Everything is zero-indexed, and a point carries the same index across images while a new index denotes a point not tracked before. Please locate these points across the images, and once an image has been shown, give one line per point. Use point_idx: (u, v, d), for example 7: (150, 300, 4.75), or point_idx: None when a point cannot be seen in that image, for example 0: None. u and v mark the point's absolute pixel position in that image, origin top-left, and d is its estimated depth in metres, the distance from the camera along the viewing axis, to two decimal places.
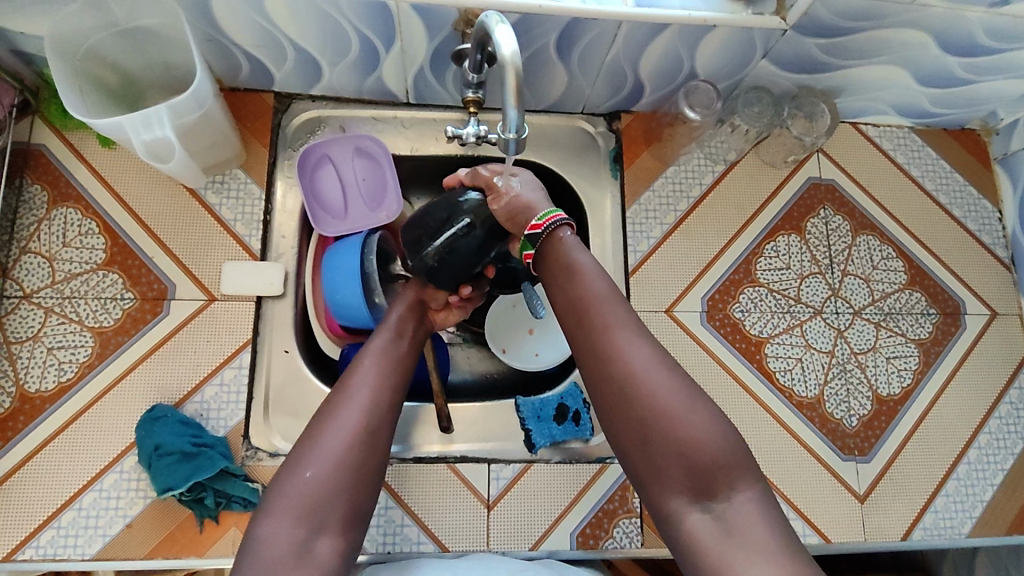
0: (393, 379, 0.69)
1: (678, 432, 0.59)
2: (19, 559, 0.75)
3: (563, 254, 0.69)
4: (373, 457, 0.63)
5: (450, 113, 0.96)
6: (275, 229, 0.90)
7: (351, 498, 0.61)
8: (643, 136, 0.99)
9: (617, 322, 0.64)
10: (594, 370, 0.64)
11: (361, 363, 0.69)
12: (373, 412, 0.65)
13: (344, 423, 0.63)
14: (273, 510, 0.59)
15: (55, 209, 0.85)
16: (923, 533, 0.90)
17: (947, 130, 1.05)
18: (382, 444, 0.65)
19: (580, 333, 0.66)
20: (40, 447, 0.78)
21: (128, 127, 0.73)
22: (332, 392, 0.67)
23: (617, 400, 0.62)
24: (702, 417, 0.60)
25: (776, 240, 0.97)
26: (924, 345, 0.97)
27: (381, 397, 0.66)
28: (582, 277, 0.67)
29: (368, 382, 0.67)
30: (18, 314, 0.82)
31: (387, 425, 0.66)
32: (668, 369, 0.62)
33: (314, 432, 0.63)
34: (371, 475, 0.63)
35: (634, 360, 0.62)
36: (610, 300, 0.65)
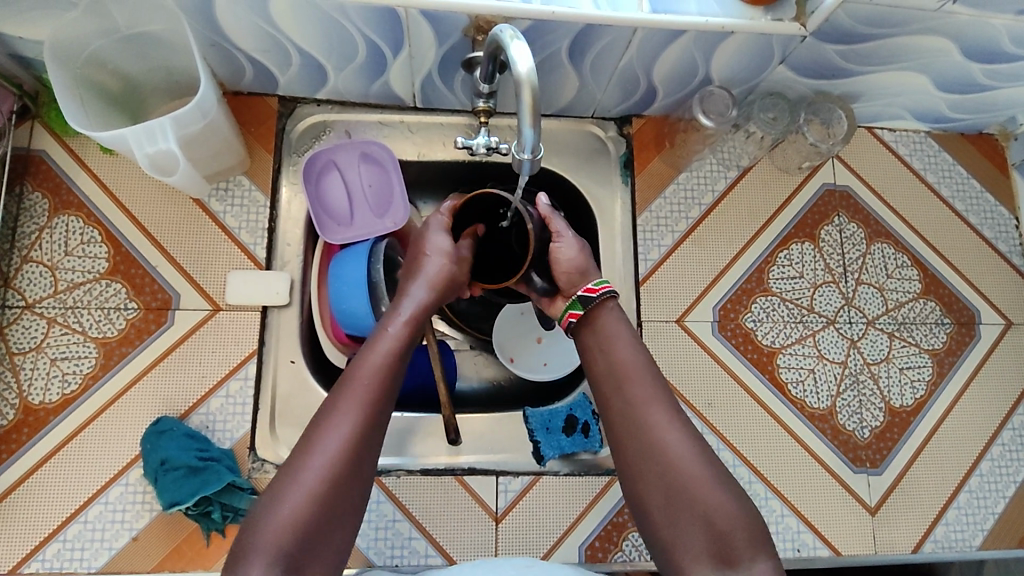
0: (386, 398, 0.64)
1: (705, 498, 0.60)
2: (25, 572, 0.75)
3: (603, 324, 0.73)
4: (355, 488, 0.59)
5: (457, 117, 0.94)
6: (279, 236, 0.88)
7: (329, 535, 0.57)
8: (655, 141, 0.97)
9: (649, 392, 0.67)
10: (626, 435, 0.66)
11: (351, 380, 0.63)
12: (357, 442, 0.60)
13: (324, 454, 0.58)
14: (248, 546, 0.55)
15: (56, 218, 0.84)
16: (935, 546, 0.89)
17: (965, 135, 1.03)
18: (366, 474, 0.61)
19: (613, 397, 0.69)
20: (44, 459, 0.78)
21: (131, 140, 0.71)
22: (319, 413, 0.62)
23: (647, 465, 0.64)
24: (725, 487, 0.61)
25: (789, 248, 0.96)
26: (938, 356, 0.95)
27: (370, 421, 0.61)
28: (618, 346, 0.71)
29: (357, 402, 0.62)
30: (21, 324, 0.81)
31: (371, 452, 0.61)
32: (696, 440, 0.64)
33: (296, 458, 0.59)
34: (351, 510, 0.59)
35: (665, 429, 0.65)
36: (643, 369, 0.69)
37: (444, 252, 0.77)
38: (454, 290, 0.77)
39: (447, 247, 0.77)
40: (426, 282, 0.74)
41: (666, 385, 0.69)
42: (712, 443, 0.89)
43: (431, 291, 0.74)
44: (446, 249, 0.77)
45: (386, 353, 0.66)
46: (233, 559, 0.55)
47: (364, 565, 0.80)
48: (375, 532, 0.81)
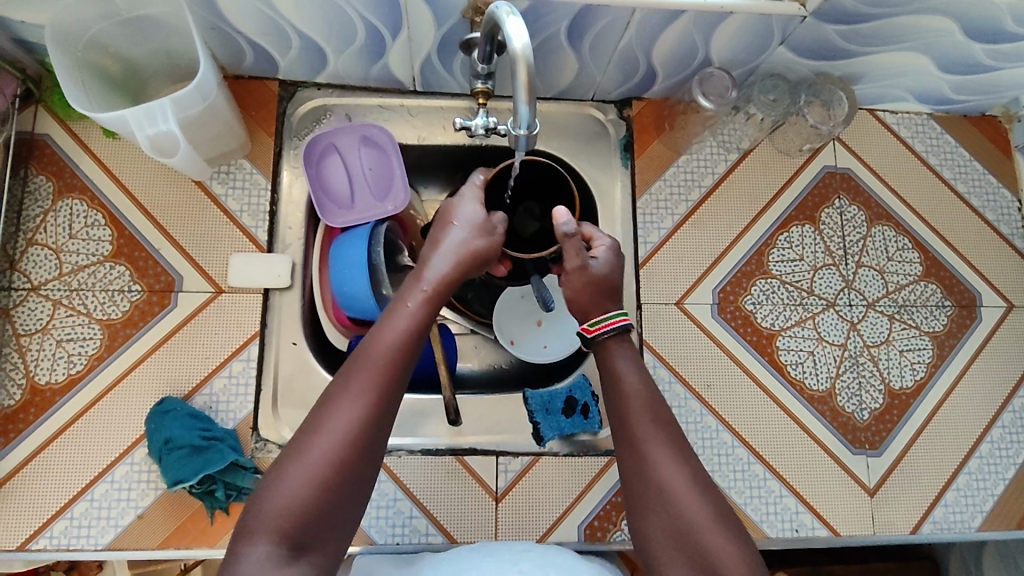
0: (396, 379, 0.62)
1: (708, 545, 0.59)
2: (34, 548, 0.76)
3: (614, 361, 0.70)
4: (362, 472, 0.59)
5: (456, 101, 0.94)
6: (281, 219, 0.89)
7: (333, 517, 0.57)
8: (655, 123, 0.96)
9: (658, 438, 0.65)
10: (634, 481, 0.64)
11: (363, 358, 0.63)
12: (366, 421, 0.60)
13: (331, 432, 0.58)
14: (252, 523, 0.56)
15: (60, 201, 0.84)
16: (933, 527, 0.90)
17: (967, 117, 1.03)
18: (374, 457, 0.60)
19: (623, 438, 0.66)
20: (51, 439, 0.79)
21: (131, 121, 0.72)
22: (330, 388, 0.62)
23: (653, 511, 0.62)
24: (729, 532, 0.60)
25: (789, 231, 0.95)
26: (938, 338, 0.95)
27: (378, 404, 0.61)
28: (629, 387, 0.68)
29: (366, 383, 0.61)
30: (26, 306, 0.82)
31: (380, 435, 0.60)
32: (705, 488, 0.63)
33: (304, 436, 0.59)
34: (357, 491, 0.59)
35: (674, 475, 0.63)
36: (652, 414, 0.67)
37: (471, 224, 0.74)
38: (479, 265, 0.73)
39: (477, 220, 0.74)
40: (450, 254, 0.71)
41: (678, 431, 0.66)
42: (711, 424, 0.89)
43: (455, 265, 0.71)
44: (474, 222, 0.74)
45: (400, 332, 0.65)
46: (239, 535, 0.56)
47: (365, 543, 0.81)
48: (377, 511, 0.82)
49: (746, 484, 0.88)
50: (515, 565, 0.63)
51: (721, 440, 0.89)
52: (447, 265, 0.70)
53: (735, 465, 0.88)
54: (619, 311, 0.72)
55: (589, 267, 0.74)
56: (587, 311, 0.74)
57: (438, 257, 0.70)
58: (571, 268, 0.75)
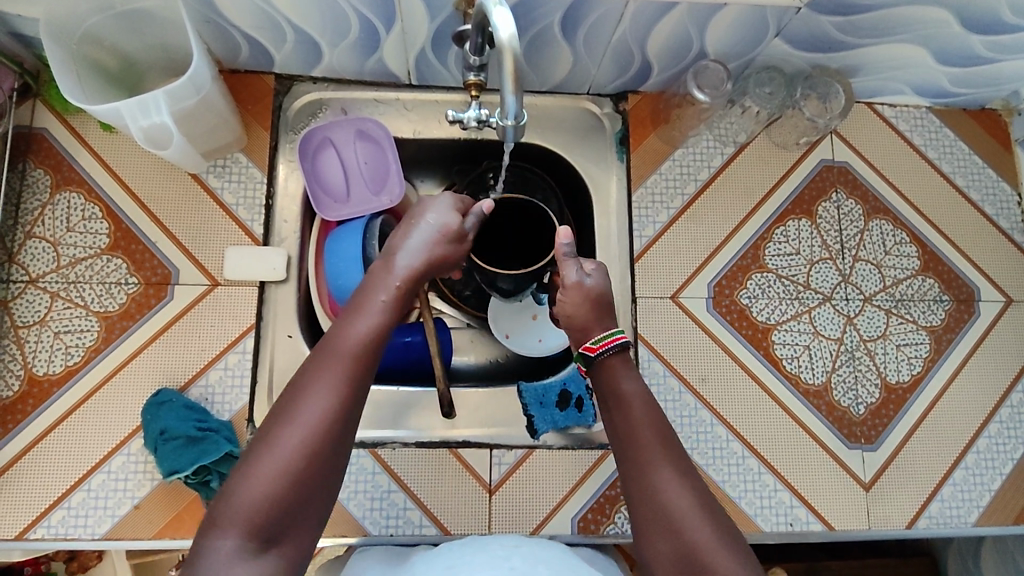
0: (368, 370, 0.60)
1: (713, 563, 0.57)
2: (32, 537, 0.77)
3: (613, 379, 0.70)
4: (333, 464, 0.57)
5: (452, 94, 0.94)
6: (277, 213, 0.89)
7: (304, 510, 0.55)
8: (650, 117, 0.96)
9: (662, 456, 0.64)
10: (639, 499, 0.62)
11: (335, 347, 0.60)
12: (338, 411, 0.57)
13: (302, 423, 0.56)
14: (218, 517, 0.53)
15: (58, 194, 0.85)
16: (929, 522, 0.89)
17: (967, 110, 1.02)
18: (343, 451, 0.58)
19: (625, 460, 0.65)
20: (48, 430, 0.80)
21: (125, 113, 0.72)
22: (300, 376, 0.59)
23: (656, 530, 0.60)
24: (732, 547, 0.59)
25: (785, 225, 0.95)
26: (936, 332, 0.95)
27: (349, 394, 0.58)
28: (632, 406, 0.67)
29: (337, 374, 0.59)
30: (25, 298, 0.82)
31: (350, 427, 0.58)
32: (707, 506, 0.61)
33: (273, 426, 0.57)
34: (329, 482, 0.57)
35: (678, 494, 0.61)
36: (656, 434, 0.65)
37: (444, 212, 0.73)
38: (447, 261, 0.72)
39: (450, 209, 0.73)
40: (419, 249, 0.70)
41: (680, 449, 0.65)
42: (705, 418, 0.89)
43: (426, 258, 0.70)
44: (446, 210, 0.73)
45: (372, 325, 0.62)
46: (206, 527, 0.54)
47: (360, 535, 0.81)
48: (371, 503, 0.83)
49: (741, 478, 0.88)
50: (506, 561, 0.63)
51: (716, 434, 0.89)
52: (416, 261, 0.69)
53: (730, 459, 0.88)
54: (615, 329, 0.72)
55: (584, 284, 0.74)
56: (585, 329, 0.73)
57: (410, 247, 0.69)
58: (568, 284, 0.74)
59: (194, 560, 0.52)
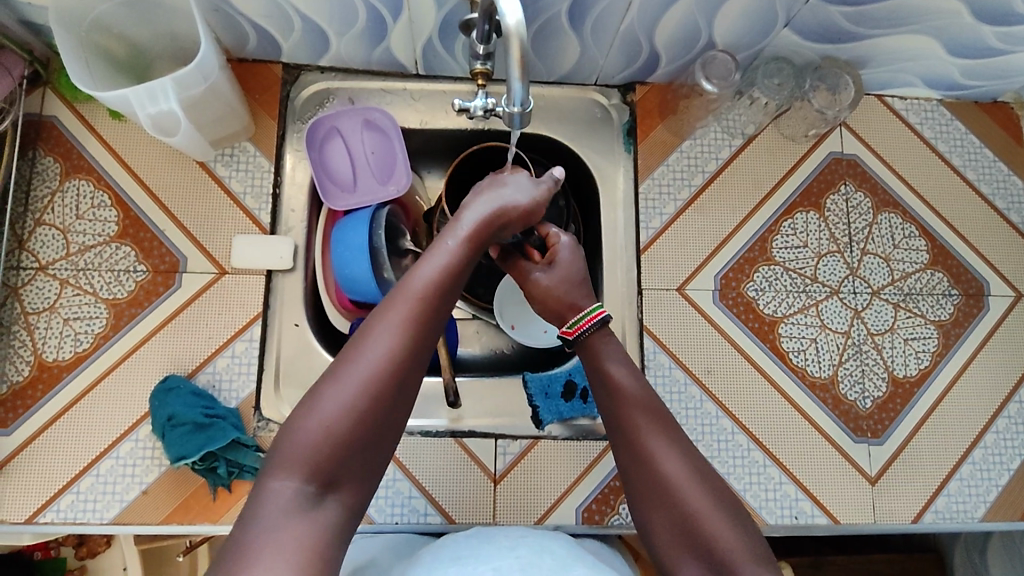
0: (435, 312, 0.59)
1: (706, 524, 0.59)
2: (41, 521, 0.78)
3: (598, 351, 0.71)
4: (395, 407, 0.56)
5: (459, 85, 0.94)
6: (284, 202, 0.90)
7: (364, 453, 0.55)
8: (658, 108, 0.96)
9: (649, 424, 0.65)
10: (634, 474, 0.64)
11: (404, 288, 0.60)
12: (404, 353, 0.57)
13: (370, 361, 0.55)
14: (281, 455, 0.53)
15: (68, 181, 0.86)
16: (935, 517, 0.89)
17: (979, 103, 1.01)
18: (407, 393, 0.57)
19: (614, 429, 0.67)
20: (57, 415, 0.81)
21: (134, 100, 0.73)
22: (369, 316, 0.59)
23: (653, 501, 0.62)
24: (725, 510, 0.60)
25: (794, 217, 0.95)
26: (944, 327, 0.94)
27: (415, 332, 0.58)
28: (617, 377, 0.69)
29: (405, 313, 0.58)
30: (35, 285, 0.83)
31: (417, 369, 0.58)
32: (697, 469, 0.63)
33: (340, 363, 0.56)
34: (390, 428, 0.57)
35: (672, 465, 0.63)
36: (641, 402, 0.67)
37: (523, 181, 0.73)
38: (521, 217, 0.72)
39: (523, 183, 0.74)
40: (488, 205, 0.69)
41: (667, 415, 0.67)
42: (710, 410, 0.89)
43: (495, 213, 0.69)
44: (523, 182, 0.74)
45: (440, 268, 0.62)
46: (268, 463, 0.54)
47: (366, 523, 0.82)
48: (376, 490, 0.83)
49: (746, 471, 0.88)
50: (513, 551, 0.62)
51: (721, 426, 0.89)
52: (487, 211, 0.68)
53: (735, 451, 0.88)
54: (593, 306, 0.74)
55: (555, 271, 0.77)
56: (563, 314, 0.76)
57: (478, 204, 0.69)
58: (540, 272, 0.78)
59: (255, 498, 0.53)
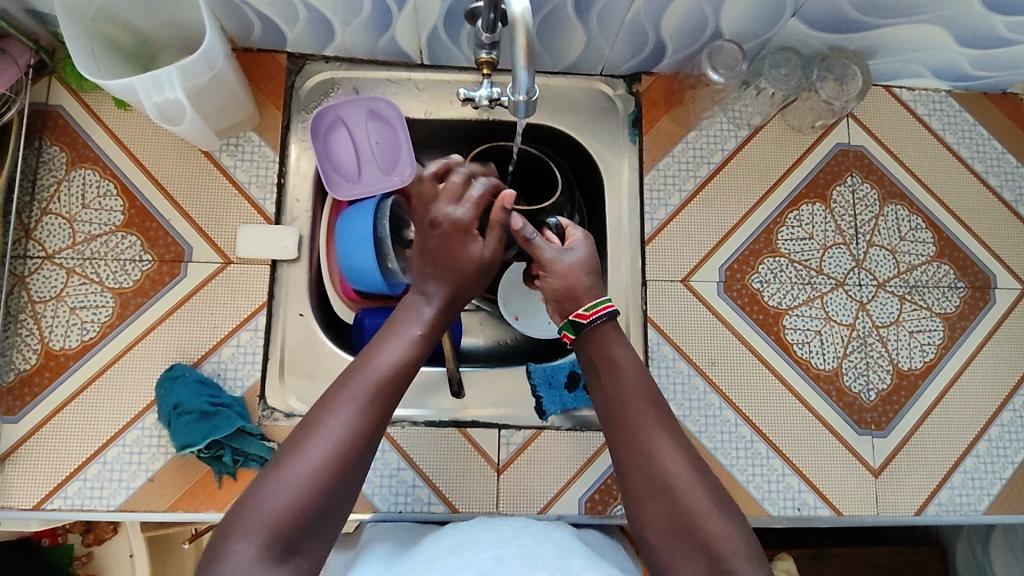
0: (392, 394, 0.64)
1: (704, 522, 0.59)
2: (49, 508, 0.79)
3: (606, 345, 0.71)
4: (351, 480, 0.59)
5: (465, 75, 0.94)
6: (289, 192, 0.90)
7: (321, 525, 0.57)
8: (664, 98, 0.95)
9: (652, 420, 0.66)
10: (632, 470, 0.64)
11: (362, 370, 0.64)
12: (361, 430, 0.61)
13: (329, 436, 0.59)
14: (241, 521, 0.55)
15: (74, 170, 0.86)
16: (939, 509, 0.89)
17: (987, 94, 1.00)
18: (361, 469, 0.61)
19: (617, 425, 0.67)
20: (63, 404, 0.81)
21: (139, 89, 0.73)
22: (327, 395, 0.63)
23: (651, 496, 0.62)
24: (722, 510, 0.61)
25: (799, 209, 0.94)
26: (949, 320, 0.94)
27: (374, 409, 0.62)
28: (623, 371, 0.69)
29: (364, 392, 0.62)
30: (42, 274, 0.83)
31: (373, 445, 0.62)
32: (696, 466, 0.63)
33: (300, 438, 0.60)
34: (346, 500, 0.59)
35: (671, 459, 0.63)
36: (645, 398, 0.68)
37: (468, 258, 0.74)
38: (469, 291, 0.74)
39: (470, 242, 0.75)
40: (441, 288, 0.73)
41: (668, 413, 0.67)
42: (714, 402, 0.89)
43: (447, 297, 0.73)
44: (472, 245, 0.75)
45: (399, 350, 0.67)
46: (225, 531, 0.56)
47: (370, 512, 0.82)
48: (381, 479, 0.83)
49: (748, 462, 0.88)
50: (514, 540, 0.63)
51: (724, 418, 0.89)
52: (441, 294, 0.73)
53: (739, 443, 0.88)
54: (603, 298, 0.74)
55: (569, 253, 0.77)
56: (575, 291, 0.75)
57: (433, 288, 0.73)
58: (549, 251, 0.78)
59: (213, 559, 0.54)
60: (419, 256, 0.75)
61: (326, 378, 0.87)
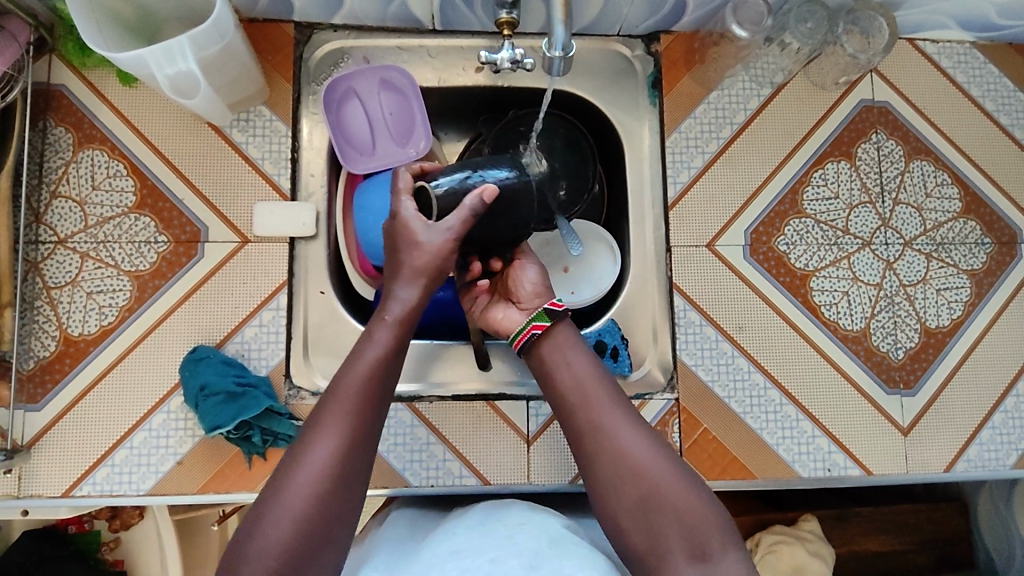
0: (374, 403, 0.65)
1: (674, 502, 0.62)
2: (78, 495, 0.78)
3: (555, 332, 0.73)
4: (346, 499, 0.61)
5: (480, 40, 0.91)
6: (303, 167, 0.88)
7: (323, 547, 0.59)
8: (684, 57, 0.93)
9: (611, 406, 0.67)
10: (599, 458, 0.65)
11: (337, 390, 0.64)
12: (345, 453, 0.62)
13: (313, 467, 0.60)
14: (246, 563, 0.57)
15: (81, 152, 0.83)
16: (967, 465, 0.89)
17: (1012, 45, 0.98)
18: (358, 486, 0.62)
19: (578, 412, 0.68)
20: (85, 391, 0.80)
21: (151, 61, 0.70)
22: (308, 423, 0.64)
23: (623, 484, 0.63)
24: (690, 486, 0.63)
25: (825, 167, 0.92)
26: (977, 276, 0.93)
27: (358, 428, 0.63)
28: (577, 359, 0.71)
29: (344, 415, 0.63)
30: (55, 259, 0.81)
31: (362, 462, 0.62)
32: (660, 445, 0.66)
33: (286, 471, 0.61)
34: (343, 519, 0.60)
35: (633, 442, 0.65)
36: (601, 384, 0.69)
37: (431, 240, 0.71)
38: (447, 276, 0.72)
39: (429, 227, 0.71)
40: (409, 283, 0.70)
41: (624, 396, 0.69)
42: (742, 365, 0.88)
43: (418, 292, 0.70)
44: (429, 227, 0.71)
45: (373, 361, 0.66)
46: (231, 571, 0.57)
47: (401, 486, 0.82)
48: (411, 454, 0.83)
49: (778, 425, 0.87)
50: (511, 540, 0.63)
51: (752, 381, 0.88)
52: (411, 292, 0.70)
53: (768, 407, 0.88)
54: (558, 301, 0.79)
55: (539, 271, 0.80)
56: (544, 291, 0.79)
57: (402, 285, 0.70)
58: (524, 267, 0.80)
59: None
60: (387, 266, 0.73)
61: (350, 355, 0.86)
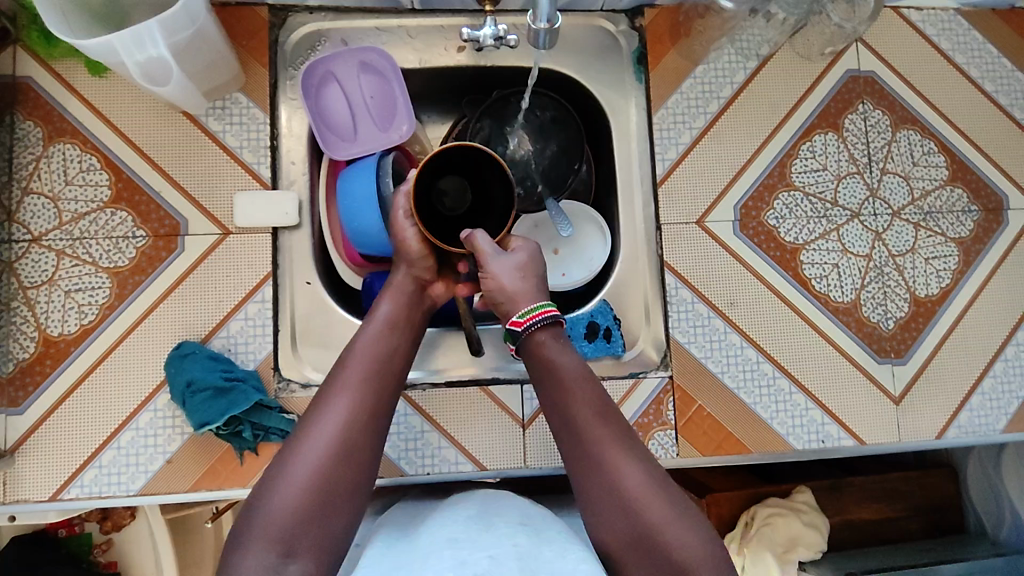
0: (381, 379, 0.68)
1: (669, 540, 0.62)
2: (66, 497, 0.77)
3: (549, 358, 0.71)
4: (350, 472, 0.62)
5: (460, 18, 0.89)
6: (283, 155, 0.86)
7: (326, 521, 0.60)
8: (669, 31, 0.91)
9: (608, 438, 0.67)
10: (596, 489, 0.65)
11: (343, 367, 0.68)
12: (350, 424, 0.64)
13: (319, 439, 0.62)
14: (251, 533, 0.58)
15: (52, 146, 0.81)
16: (958, 432, 0.90)
17: (995, 11, 0.97)
18: (366, 458, 0.63)
19: (574, 442, 0.68)
20: (68, 392, 0.78)
21: (119, 47, 0.68)
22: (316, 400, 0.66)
23: (616, 516, 0.64)
24: (686, 522, 0.63)
25: (812, 139, 0.92)
26: (964, 244, 0.93)
27: (364, 401, 0.66)
28: (573, 387, 0.70)
29: (351, 387, 0.66)
30: (30, 258, 0.79)
31: (369, 431, 0.65)
32: (656, 479, 0.66)
33: (295, 442, 0.63)
34: (347, 491, 0.61)
35: (629, 475, 0.65)
36: (598, 413, 0.68)
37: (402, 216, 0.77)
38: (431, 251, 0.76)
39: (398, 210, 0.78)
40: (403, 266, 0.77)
41: (622, 427, 0.69)
42: (734, 341, 0.88)
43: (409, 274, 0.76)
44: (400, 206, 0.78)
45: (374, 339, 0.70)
46: (234, 546, 0.59)
47: (397, 475, 0.82)
48: (405, 443, 0.82)
49: (772, 399, 0.87)
50: (511, 539, 0.62)
51: (745, 356, 0.88)
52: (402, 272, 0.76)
53: (761, 381, 0.88)
54: (540, 303, 0.73)
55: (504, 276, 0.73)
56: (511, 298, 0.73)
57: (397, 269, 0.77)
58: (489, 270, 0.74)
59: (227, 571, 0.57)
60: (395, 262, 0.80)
61: (340, 345, 0.84)
